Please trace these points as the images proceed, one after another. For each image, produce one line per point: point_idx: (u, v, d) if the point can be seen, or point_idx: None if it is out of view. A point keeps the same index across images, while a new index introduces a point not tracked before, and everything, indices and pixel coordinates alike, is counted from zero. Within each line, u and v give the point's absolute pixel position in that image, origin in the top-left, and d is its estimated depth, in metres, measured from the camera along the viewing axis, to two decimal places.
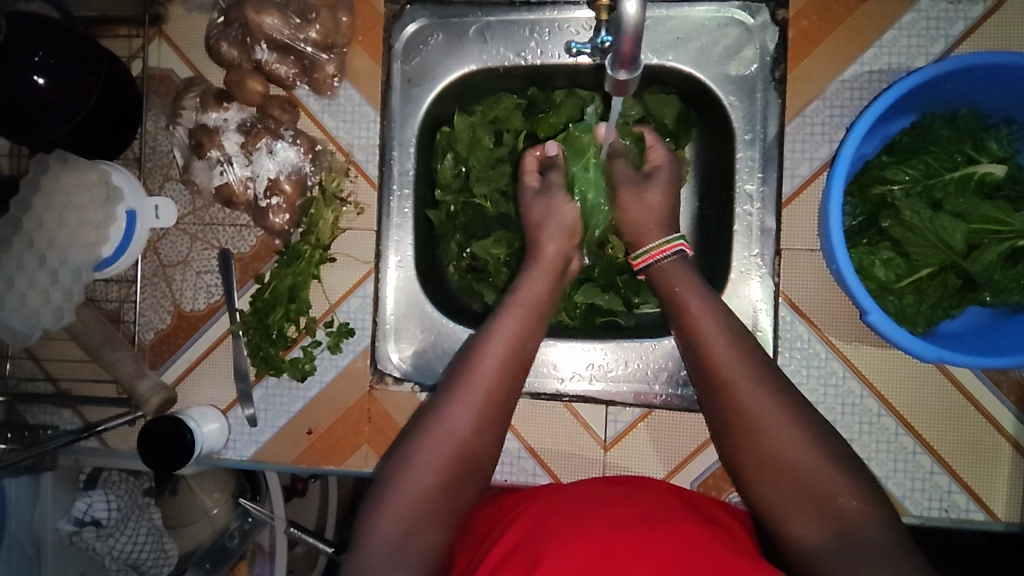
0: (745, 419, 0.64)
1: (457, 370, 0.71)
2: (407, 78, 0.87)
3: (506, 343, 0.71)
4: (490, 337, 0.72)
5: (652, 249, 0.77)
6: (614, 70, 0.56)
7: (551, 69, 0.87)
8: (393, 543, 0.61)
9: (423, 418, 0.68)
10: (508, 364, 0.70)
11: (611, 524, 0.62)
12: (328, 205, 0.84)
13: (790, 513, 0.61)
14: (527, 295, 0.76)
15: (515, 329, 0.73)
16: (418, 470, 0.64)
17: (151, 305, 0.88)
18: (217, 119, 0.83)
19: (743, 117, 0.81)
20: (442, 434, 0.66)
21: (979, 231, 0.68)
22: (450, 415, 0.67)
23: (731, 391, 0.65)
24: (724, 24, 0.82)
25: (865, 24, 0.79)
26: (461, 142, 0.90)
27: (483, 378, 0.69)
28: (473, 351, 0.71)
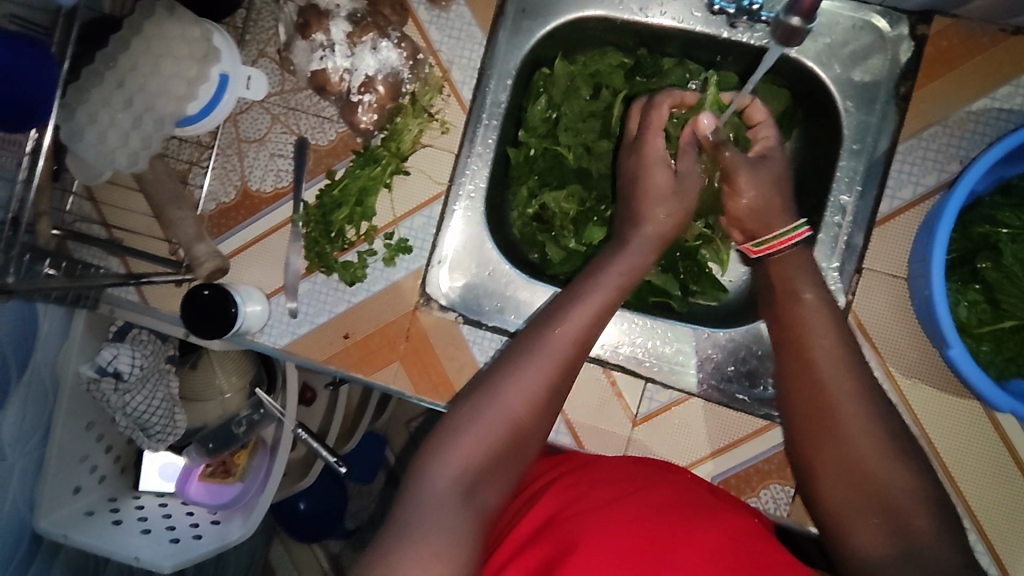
0: (827, 425, 0.65)
1: (534, 331, 0.68)
2: (521, 8, 0.84)
3: (586, 318, 0.68)
4: (577, 305, 0.69)
5: (776, 237, 0.76)
6: (788, 14, 0.56)
7: (667, 33, 0.85)
8: (455, 492, 0.60)
9: (494, 373, 0.66)
10: (589, 338, 0.68)
11: (653, 508, 0.62)
12: (416, 117, 0.83)
13: (857, 526, 0.63)
14: (617, 267, 0.72)
15: (605, 301, 0.69)
16: (484, 425, 0.63)
17: (218, 176, 0.87)
18: (329, 4, 0.82)
19: (856, 126, 0.78)
20: (513, 393, 0.64)
21: None
22: (529, 372, 0.65)
23: (820, 393, 0.66)
24: (860, 26, 0.79)
25: (1007, 59, 0.76)
26: (557, 87, 0.88)
27: (561, 344, 0.66)
28: (558, 313, 0.68)
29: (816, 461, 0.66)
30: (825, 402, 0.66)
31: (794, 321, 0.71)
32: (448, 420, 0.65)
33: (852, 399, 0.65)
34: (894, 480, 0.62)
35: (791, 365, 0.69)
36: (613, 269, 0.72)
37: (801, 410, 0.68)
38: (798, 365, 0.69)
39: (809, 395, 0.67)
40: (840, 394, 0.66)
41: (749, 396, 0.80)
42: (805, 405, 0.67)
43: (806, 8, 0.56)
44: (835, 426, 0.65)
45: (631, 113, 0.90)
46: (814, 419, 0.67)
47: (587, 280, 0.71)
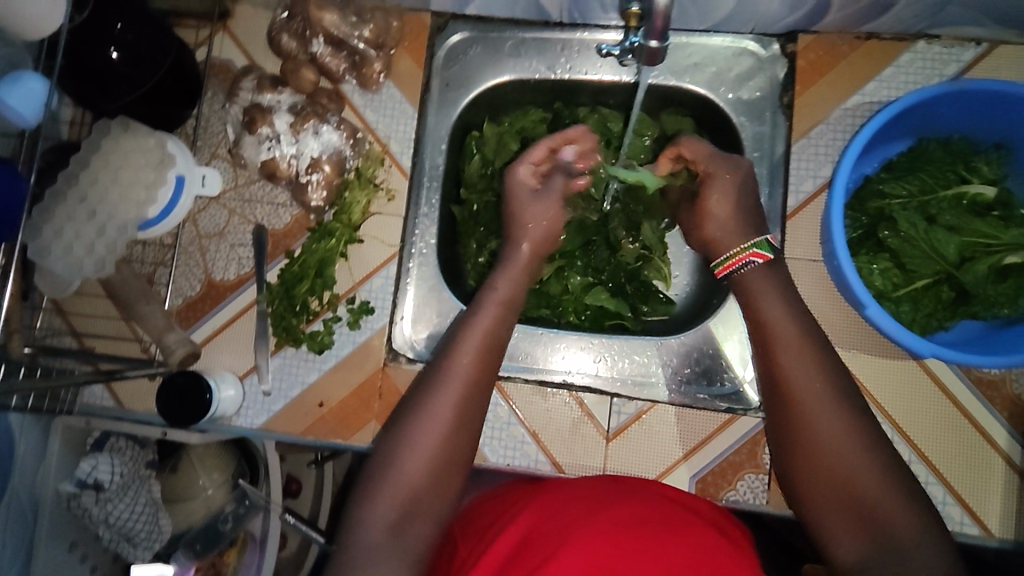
0: (807, 429, 0.67)
1: (431, 372, 0.72)
2: (445, 82, 0.94)
3: (479, 340, 0.73)
4: (464, 337, 0.74)
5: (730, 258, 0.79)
6: (647, 39, 0.67)
7: (578, 85, 0.95)
8: (386, 536, 0.63)
9: (407, 409, 0.70)
10: (482, 361, 0.72)
11: (627, 523, 0.62)
12: (363, 189, 0.90)
13: (836, 530, 0.65)
14: (497, 294, 0.78)
15: (489, 329, 0.75)
16: (398, 472, 0.65)
17: (183, 273, 0.92)
18: (271, 101, 0.90)
19: (753, 136, 0.88)
20: (419, 433, 0.67)
21: (971, 245, 0.73)
22: (436, 401, 0.69)
23: (798, 399, 0.68)
24: (738, 53, 0.90)
25: (867, 61, 0.87)
26: (488, 146, 0.97)
27: (462, 367, 0.71)
28: (449, 349, 0.73)
29: (797, 460, 0.68)
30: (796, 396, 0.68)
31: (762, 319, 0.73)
32: (370, 472, 0.67)
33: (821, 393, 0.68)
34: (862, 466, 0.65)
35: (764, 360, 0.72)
36: (494, 298, 0.78)
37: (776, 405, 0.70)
38: (773, 362, 0.71)
39: (785, 391, 0.69)
40: (819, 399, 0.68)
41: (709, 393, 0.84)
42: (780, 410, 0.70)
43: (660, 31, 0.66)
44: (811, 429, 0.67)
45: None
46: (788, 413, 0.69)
47: (471, 314, 0.76)
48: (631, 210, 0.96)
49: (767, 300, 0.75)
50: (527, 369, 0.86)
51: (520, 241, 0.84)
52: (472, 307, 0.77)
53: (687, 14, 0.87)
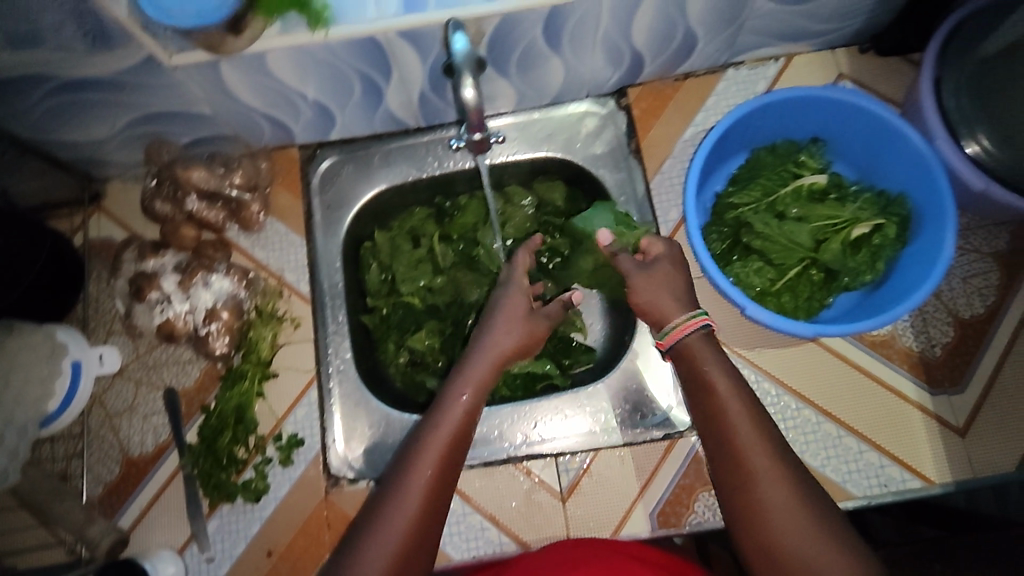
0: (738, 462, 0.60)
1: (377, 500, 0.63)
2: (325, 205, 0.97)
3: (433, 460, 0.64)
4: (419, 460, 0.64)
5: (677, 325, 0.70)
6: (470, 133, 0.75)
7: (452, 176, 1.01)
8: None
9: (343, 553, 0.61)
10: (437, 485, 0.63)
11: None
12: (266, 324, 0.91)
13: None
14: (455, 411, 0.68)
15: (447, 449, 0.65)
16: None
17: (98, 459, 0.88)
18: (154, 265, 0.89)
19: (616, 183, 0.96)
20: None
21: (822, 229, 0.82)
22: (377, 541, 0.60)
23: (728, 429, 0.62)
24: (582, 116, 0.99)
25: (691, 96, 0.98)
26: (383, 253, 1.01)
27: (411, 497, 0.62)
28: (400, 474, 0.64)
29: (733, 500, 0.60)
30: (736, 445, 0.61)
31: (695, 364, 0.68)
32: None
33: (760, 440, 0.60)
34: (804, 522, 0.57)
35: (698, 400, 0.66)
36: (451, 412, 0.68)
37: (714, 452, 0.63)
38: (711, 407, 0.64)
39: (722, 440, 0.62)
40: (748, 426, 0.61)
41: (645, 427, 0.86)
42: (712, 446, 0.63)
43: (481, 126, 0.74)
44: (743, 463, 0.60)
45: (452, 248, 1.03)
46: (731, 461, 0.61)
47: (426, 433, 0.67)
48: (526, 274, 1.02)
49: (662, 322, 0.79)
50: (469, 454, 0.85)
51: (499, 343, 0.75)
52: (426, 423, 0.68)
53: (527, 95, 0.96)
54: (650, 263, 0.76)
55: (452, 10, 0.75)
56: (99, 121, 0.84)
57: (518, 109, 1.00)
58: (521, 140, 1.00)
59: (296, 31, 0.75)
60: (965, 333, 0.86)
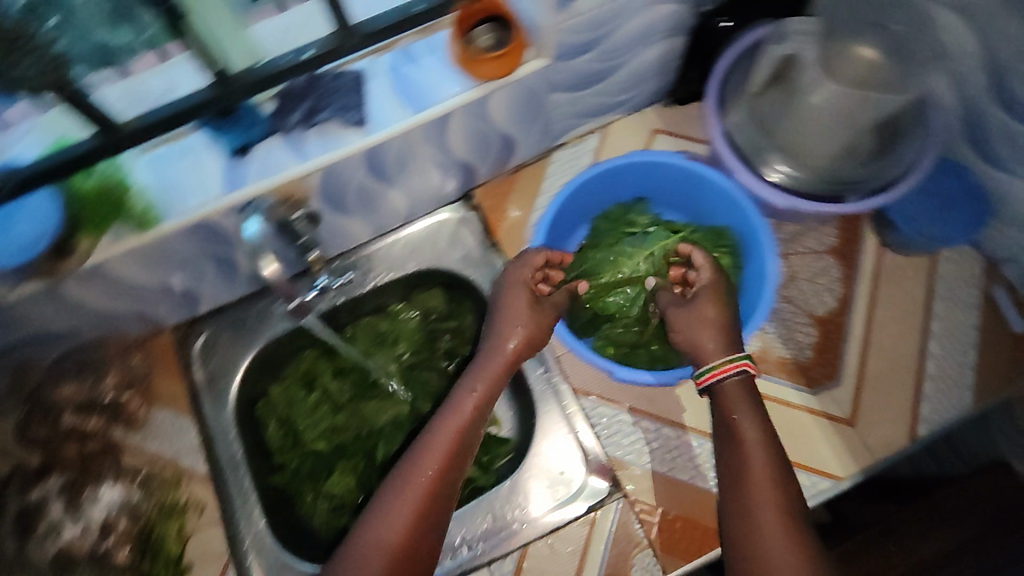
0: (745, 495, 0.63)
1: (374, 509, 0.68)
2: (209, 379, 0.96)
3: (447, 442, 0.71)
4: (419, 463, 0.69)
5: (715, 367, 0.73)
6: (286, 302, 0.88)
7: (331, 313, 1.03)
8: None
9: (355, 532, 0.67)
10: (448, 466, 0.69)
11: None
12: (170, 518, 0.89)
13: None
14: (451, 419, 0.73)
15: (444, 454, 0.70)
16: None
17: None
18: (37, 496, 0.85)
19: (486, 279, 1.02)
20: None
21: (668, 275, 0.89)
22: (384, 518, 0.66)
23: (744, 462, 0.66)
24: (438, 225, 1.05)
25: (529, 184, 1.07)
26: (280, 407, 1.00)
27: (421, 476, 0.68)
28: (400, 480, 0.68)
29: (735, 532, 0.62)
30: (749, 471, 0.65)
31: (725, 402, 0.72)
32: None
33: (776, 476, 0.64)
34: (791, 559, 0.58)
35: (723, 435, 0.70)
36: (451, 419, 0.73)
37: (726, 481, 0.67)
38: (731, 448, 0.68)
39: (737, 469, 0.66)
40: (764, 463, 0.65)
41: (565, 508, 0.87)
42: (727, 483, 0.66)
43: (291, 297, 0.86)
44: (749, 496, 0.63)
45: (348, 380, 1.03)
46: (743, 484, 0.64)
47: (421, 443, 0.71)
48: (429, 383, 1.04)
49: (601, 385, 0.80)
50: None
51: (506, 338, 0.78)
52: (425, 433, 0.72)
53: (380, 222, 1.02)
54: (693, 297, 0.79)
55: (270, 179, 0.79)
56: None
57: (377, 235, 1.05)
58: (386, 263, 1.04)
59: (125, 238, 0.77)
60: (827, 329, 0.92)
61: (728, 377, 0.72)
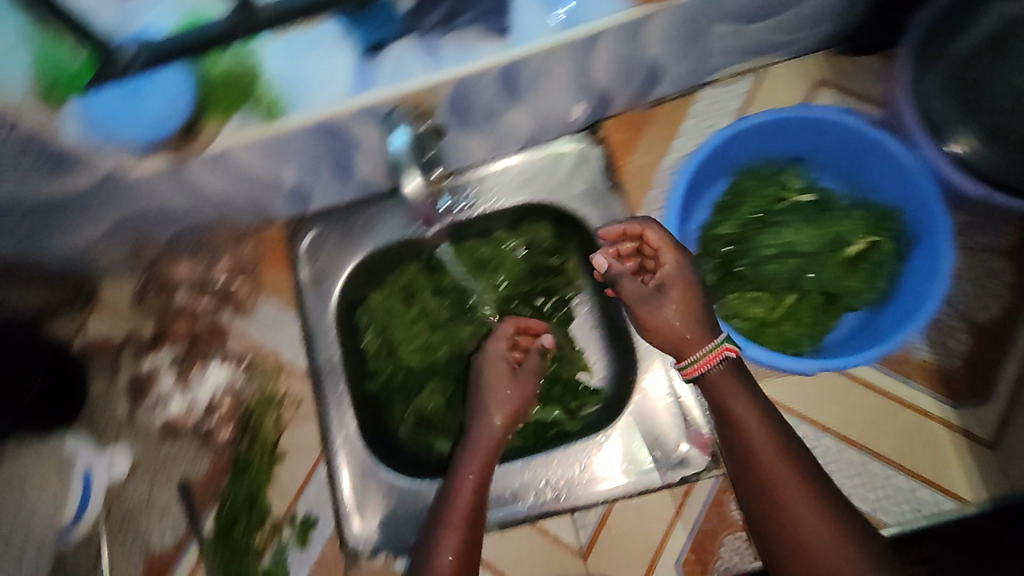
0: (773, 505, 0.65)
1: (439, 502, 0.77)
2: (314, 278, 0.97)
3: (480, 463, 0.78)
4: (467, 461, 0.78)
5: (696, 359, 0.70)
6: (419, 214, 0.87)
7: (438, 233, 1.00)
8: None
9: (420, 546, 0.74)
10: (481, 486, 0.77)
11: None
12: (270, 406, 0.92)
13: None
14: (487, 422, 0.82)
15: (487, 450, 0.80)
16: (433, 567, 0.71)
17: (120, 560, 0.88)
18: (151, 365, 0.91)
19: (601, 220, 0.94)
20: (439, 551, 0.72)
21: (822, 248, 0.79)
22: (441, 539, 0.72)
23: (763, 464, 0.66)
24: (558, 156, 0.97)
25: (665, 125, 0.96)
26: (378, 316, 0.99)
27: (462, 501, 0.75)
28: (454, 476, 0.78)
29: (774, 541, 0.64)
30: (769, 485, 0.65)
31: (720, 404, 0.70)
32: None
33: (796, 484, 0.64)
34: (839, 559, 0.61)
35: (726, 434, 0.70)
36: (487, 426, 0.82)
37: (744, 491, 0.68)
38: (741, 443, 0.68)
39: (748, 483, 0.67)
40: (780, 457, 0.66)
41: (660, 469, 0.82)
42: (750, 484, 0.67)
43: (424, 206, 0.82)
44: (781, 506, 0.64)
45: (444, 299, 1.01)
46: (764, 500, 0.66)
47: (470, 440, 0.81)
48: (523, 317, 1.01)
49: (724, 386, 0.70)
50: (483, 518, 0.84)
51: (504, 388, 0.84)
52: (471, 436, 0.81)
53: (500, 142, 0.95)
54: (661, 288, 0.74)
55: (402, 85, 0.73)
56: (81, 226, 0.84)
57: (494, 156, 0.99)
58: (500, 189, 0.99)
59: (250, 127, 0.73)
60: (982, 338, 0.83)
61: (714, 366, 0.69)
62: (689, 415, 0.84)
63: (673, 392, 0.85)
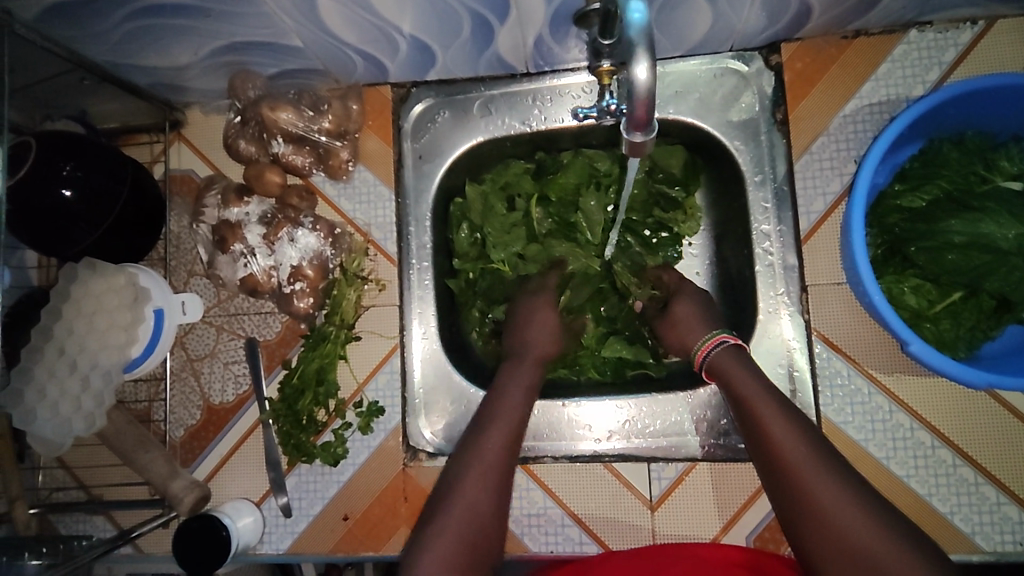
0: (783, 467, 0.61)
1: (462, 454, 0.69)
2: (418, 155, 0.88)
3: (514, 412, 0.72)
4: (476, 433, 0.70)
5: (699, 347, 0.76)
6: (628, 133, 0.54)
7: (558, 133, 0.88)
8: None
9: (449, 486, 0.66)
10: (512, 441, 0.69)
11: None
12: (351, 284, 0.84)
13: None
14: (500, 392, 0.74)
15: (519, 419, 0.71)
16: (436, 539, 0.61)
17: (180, 401, 0.88)
18: (239, 214, 0.84)
19: (752, 160, 0.82)
20: (457, 494, 0.64)
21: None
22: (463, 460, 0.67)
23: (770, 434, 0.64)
24: (720, 74, 0.83)
25: (858, 62, 0.81)
26: (475, 212, 0.90)
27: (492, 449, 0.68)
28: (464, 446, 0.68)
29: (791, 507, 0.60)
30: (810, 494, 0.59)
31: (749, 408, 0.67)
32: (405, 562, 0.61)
33: (833, 486, 0.59)
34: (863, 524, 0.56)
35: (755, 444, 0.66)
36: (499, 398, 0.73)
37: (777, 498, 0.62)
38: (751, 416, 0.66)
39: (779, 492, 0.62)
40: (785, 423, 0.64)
41: None
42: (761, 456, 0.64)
43: (642, 121, 0.52)
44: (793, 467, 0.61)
45: (549, 211, 0.93)
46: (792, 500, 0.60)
47: (501, 408, 0.72)
48: (628, 249, 0.92)
49: (727, 367, 0.72)
50: (554, 445, 0.84)
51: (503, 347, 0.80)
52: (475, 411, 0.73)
53: (659, 45, 0.80)
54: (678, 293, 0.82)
55: None
56: (183, 46, 0.75)
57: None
58: None
59: None
60: None
61: (715, 348, 0.74)
62: (803, 389, 0.79)
63: (789, 362, 0.79)
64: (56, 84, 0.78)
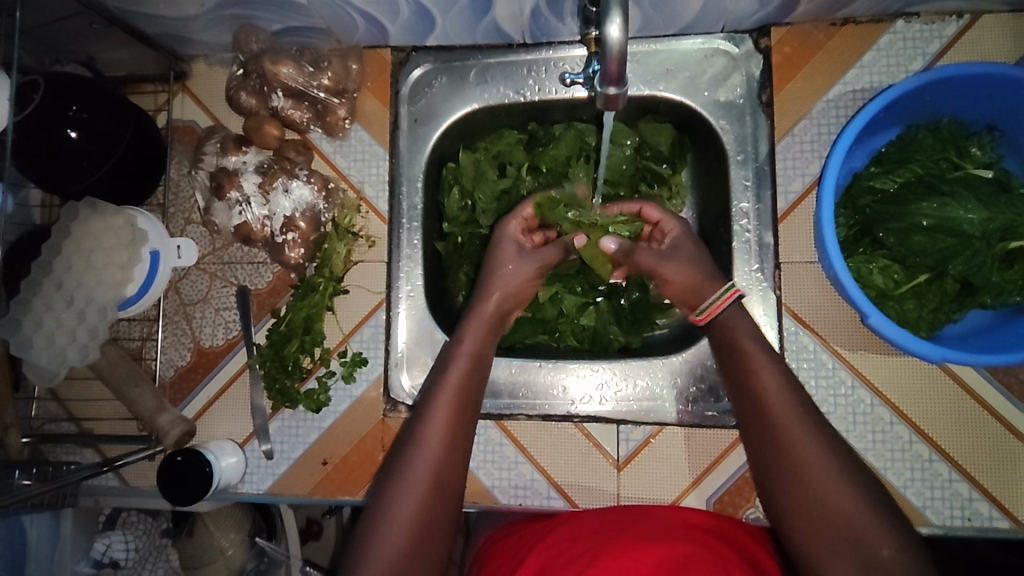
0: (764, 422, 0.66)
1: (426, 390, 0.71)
2: (413, 118, 0.90)
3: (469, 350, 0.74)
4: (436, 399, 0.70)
5: (717, 299, 0.74)
6: (602, 88, 0.57)
7: (550, 104, 0.91)
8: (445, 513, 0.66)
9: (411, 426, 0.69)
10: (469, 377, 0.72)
11: (646, 544, 0.67)
12: (341, 239, 0.87)
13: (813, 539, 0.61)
14: (447, 380, 0.71)
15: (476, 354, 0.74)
16: (404, 497, 0.64)
17: (171, 343, 0.91)
18: (236, 162, 0.88)
19: (736, 139, 0.85)
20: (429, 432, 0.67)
21: (990, 233, 0.68)
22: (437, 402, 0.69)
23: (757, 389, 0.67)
24: (711, 54, 0.85)
25: (843, 49, 0.83)
26: (466, 176, 0.93)
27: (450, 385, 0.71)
28: (421, 414, 0.69)
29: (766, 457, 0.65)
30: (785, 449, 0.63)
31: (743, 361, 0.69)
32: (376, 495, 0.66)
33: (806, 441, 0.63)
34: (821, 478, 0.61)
35: (750, 423, 0.67)
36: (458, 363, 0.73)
37: (785, 509, 0.63)
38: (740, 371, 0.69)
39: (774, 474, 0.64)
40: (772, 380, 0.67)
41: (717, 409, 0.84)
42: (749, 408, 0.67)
43: (615, 77, 0.56)
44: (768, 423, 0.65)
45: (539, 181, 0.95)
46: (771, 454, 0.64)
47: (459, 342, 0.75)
48: None
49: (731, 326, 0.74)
50: (530, 405, 0.87)
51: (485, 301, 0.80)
52: (418, 414, 0.69)
53: (653, 22, 0.82)
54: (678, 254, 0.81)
55: None
56: None
57: (637, 36, 0.86)
58: (634, 74, 0.86)
59: None
60: None
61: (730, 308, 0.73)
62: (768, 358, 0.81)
63: None
64: (67, 26, 0.81)
